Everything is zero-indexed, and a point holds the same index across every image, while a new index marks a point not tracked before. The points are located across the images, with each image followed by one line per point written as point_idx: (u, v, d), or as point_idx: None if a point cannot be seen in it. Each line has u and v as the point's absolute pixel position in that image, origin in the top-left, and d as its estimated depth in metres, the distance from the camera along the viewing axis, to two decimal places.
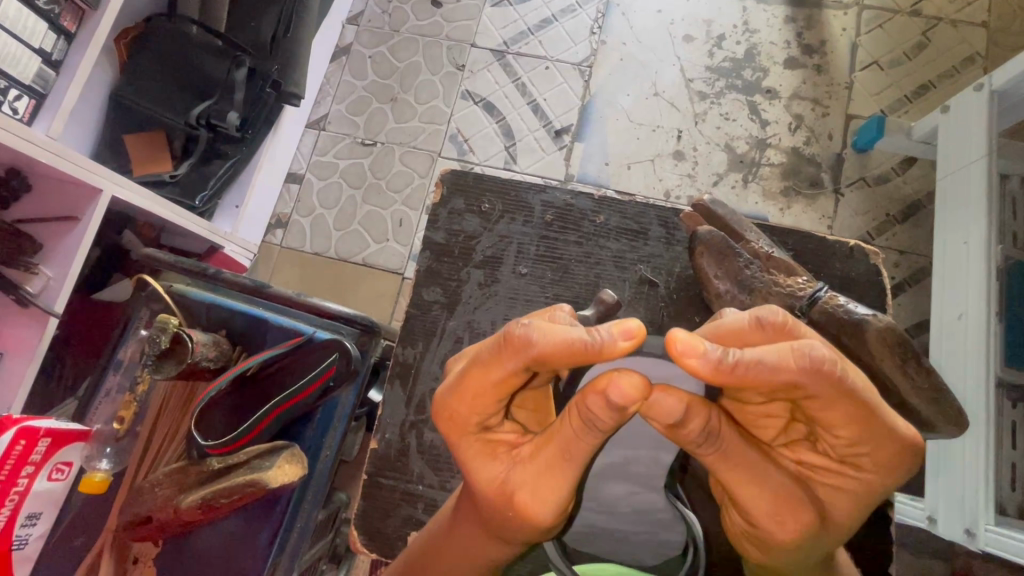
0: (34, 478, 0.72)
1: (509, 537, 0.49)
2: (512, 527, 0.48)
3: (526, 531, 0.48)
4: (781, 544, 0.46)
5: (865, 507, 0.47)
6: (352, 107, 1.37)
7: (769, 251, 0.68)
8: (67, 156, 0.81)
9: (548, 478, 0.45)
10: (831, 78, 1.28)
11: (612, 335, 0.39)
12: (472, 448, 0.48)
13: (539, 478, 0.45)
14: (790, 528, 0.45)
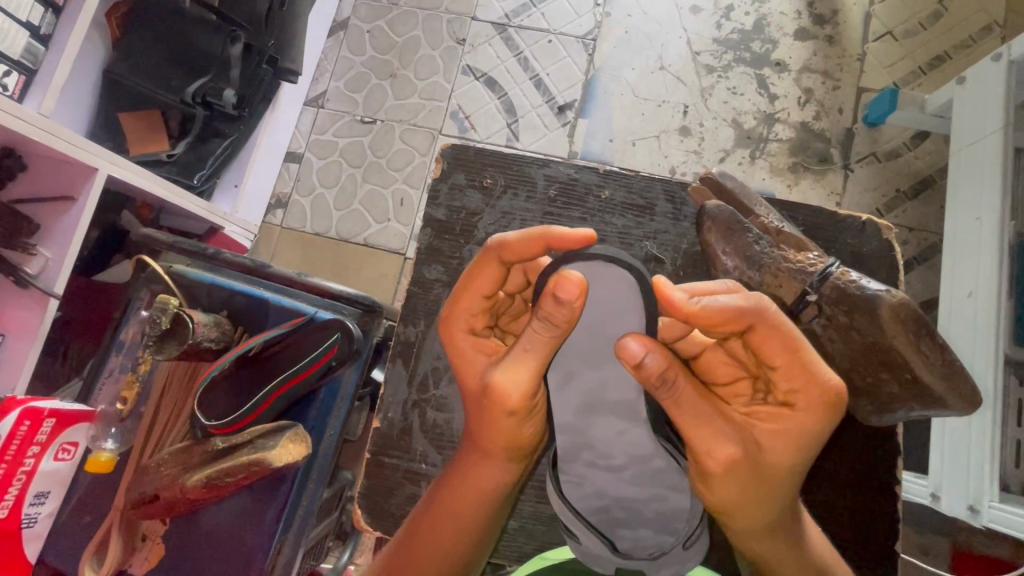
0: (40, 458, 0.72)
1: (495, 440, 0.51)
2: (496, 425, 0.50)
3: (510, 425, 0.50)
4: (715, 474, 0.47)
5: (803, 455, 0.47)
6: (351, 84, 1.35)
7: (779, 226, 0.66)
8: (61, 134, 0.79)
9: (523, 367, 0.47)
10: (842, 50, 1.24)
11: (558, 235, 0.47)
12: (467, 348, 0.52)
13: (517, 360, 0.47)
14: (722, 459, 0.46)
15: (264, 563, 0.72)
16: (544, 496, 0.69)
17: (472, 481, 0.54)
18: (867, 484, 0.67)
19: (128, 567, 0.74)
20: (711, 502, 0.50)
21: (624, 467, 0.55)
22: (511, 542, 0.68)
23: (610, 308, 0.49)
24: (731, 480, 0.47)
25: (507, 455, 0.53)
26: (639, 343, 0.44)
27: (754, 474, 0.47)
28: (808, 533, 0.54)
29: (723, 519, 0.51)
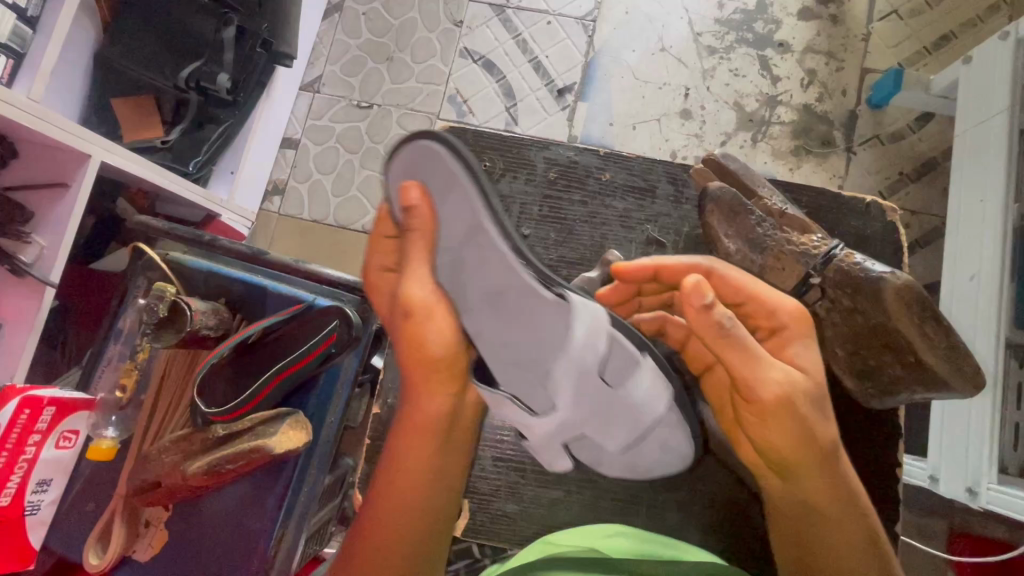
0: (42, 446, 0.72)
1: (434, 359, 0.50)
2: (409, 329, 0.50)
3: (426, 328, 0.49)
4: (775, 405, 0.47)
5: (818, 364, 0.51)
6: (347, 68, 1.32)
7: (782, 208, 0.66)
8: (52, 120, 0.78)
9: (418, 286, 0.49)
10: (847, 30, 1.22)
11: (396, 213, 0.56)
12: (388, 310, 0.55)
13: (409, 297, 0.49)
14: (775, 379, 0.47)
15: (266, 549, 0.72)
16: (545, 480, 0.69)
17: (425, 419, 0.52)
18: (865, 467, 0.67)
19: (132, 553, 0.75)
20: (772, 446, 0.49)
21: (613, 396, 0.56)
22: (510, 525, 0.69)
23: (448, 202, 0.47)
24: (790, 401, 0.47)
25: (451, 378, 0.51)
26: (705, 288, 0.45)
27: (805, 392, 0.48)
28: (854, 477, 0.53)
29: (786, 468, 0.50)
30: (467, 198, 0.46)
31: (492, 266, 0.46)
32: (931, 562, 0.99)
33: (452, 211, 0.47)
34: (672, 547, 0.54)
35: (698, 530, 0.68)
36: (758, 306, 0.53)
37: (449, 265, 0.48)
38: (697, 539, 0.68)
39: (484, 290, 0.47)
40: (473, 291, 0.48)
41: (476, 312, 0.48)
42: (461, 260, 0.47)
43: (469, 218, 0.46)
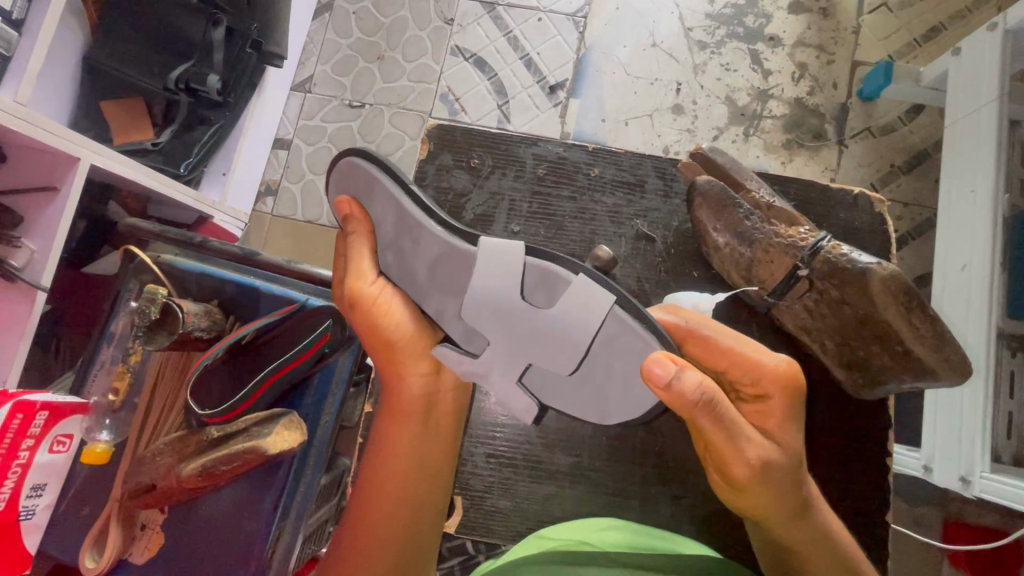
0: (35, 451, 0.72)
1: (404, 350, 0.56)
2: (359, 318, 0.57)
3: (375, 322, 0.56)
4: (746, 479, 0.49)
5: (802, 432, 0.50)
6: (338, 68, 1.32)
7: (770, 200, 0.66)
8: (39, 123, 0.77)
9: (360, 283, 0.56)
10: (837, 23, 1.22)
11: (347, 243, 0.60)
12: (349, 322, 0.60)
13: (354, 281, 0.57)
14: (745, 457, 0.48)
15: (263, 550, 0.72)
16: (539, 476, 0.69)
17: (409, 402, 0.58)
18: (857, 457, 0.68)
19: (128, 556, 0.75)
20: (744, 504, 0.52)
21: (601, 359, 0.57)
22: (504, 521, 0.69)
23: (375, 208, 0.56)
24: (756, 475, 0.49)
25: (416, 356, 0.58)
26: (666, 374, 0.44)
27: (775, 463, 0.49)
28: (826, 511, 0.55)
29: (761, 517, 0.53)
30: (387, 193, 0.54)
31: (426, 244, 0.52)
32: (926, 551, 1.00)
33: (380, 210, 0.55)
34: (668, 540, 0.55)
35: (693, 524, 0.68)
36: (739, 374, 0.50)
37: (392, 257, 0.56)
38: (692, 532, 0.68)
39: (428, 265, 0.53)
40: (421, 271, 0.54)
41: (427, 291, 0.55)
42: (399, 251, 0.55)
43: (393, 208, 0.54)
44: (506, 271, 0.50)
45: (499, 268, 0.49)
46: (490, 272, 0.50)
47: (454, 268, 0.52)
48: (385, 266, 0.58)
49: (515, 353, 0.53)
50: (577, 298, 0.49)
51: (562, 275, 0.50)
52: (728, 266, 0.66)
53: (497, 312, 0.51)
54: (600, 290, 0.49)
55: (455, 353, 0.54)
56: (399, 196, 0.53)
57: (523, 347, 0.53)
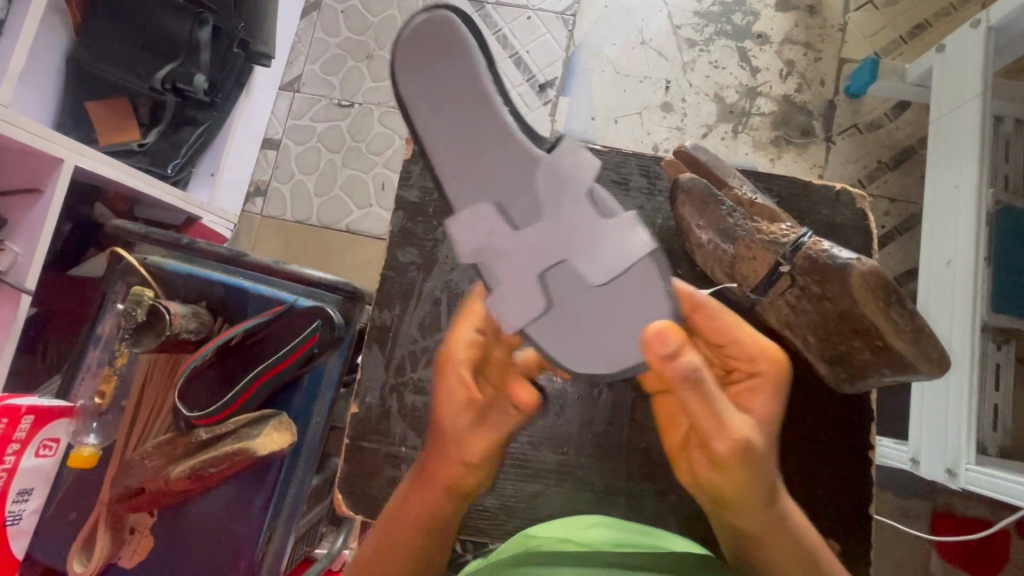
0: (21, 456, 0.71)
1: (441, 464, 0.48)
2: (475, 440, 0.46)
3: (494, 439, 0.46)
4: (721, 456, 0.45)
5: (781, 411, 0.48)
6: (327, 67, 1.31)
7: (752, 198, 0.67)
8: (22, 125, 0.76)
9: (464, 389, 0.46)
10: (824, 21, 1.23)
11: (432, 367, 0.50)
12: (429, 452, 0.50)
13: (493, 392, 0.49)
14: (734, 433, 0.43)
15: (255, 551, 0.72)
16: (525, 475, 0.69)
17: (421, 514, 0.50)
18: (841, 451, 0.68)
19: (117, 560, 0.74)
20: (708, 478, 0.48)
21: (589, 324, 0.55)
22: (493, 520, 0.69)
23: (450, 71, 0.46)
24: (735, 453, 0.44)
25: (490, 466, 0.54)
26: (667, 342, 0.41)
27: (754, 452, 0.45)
28: (787, 499, 0.51)
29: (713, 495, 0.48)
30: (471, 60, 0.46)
31: (500, 147, 0.46)
32: (914, 543, 1.01)
33: (453, 74, 0.46)
34: (652, 535, 0.55)
35: (679, 520, 0.69)
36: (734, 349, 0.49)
37: (450, 131, 0.47)
38: (682, 528, 0.68)
39: (496, 168, 0.46)
40: (467, 166, 0.47)
41: None
42: (465, 133, 0.47)
43: (472, 79, 0.46)
44: (575, 172, 0.46)
45: (569, 168, 0.46)
46: (564, 171, 0.46)
47: (512, 158, 0.46)
48: (429, 140, 0.47)
49: (547, 250, 0.45)
50: (624, 229, 0.45)
51: (615, 210, 0.46)
52: (711, 264, 0.66)
53: (558, 194, 0.46)
54: (640, 233, 0.45)
55: (494, 221, 0.46)
56: (482, 73, 0.46)
57: (560, 241, 0.45)
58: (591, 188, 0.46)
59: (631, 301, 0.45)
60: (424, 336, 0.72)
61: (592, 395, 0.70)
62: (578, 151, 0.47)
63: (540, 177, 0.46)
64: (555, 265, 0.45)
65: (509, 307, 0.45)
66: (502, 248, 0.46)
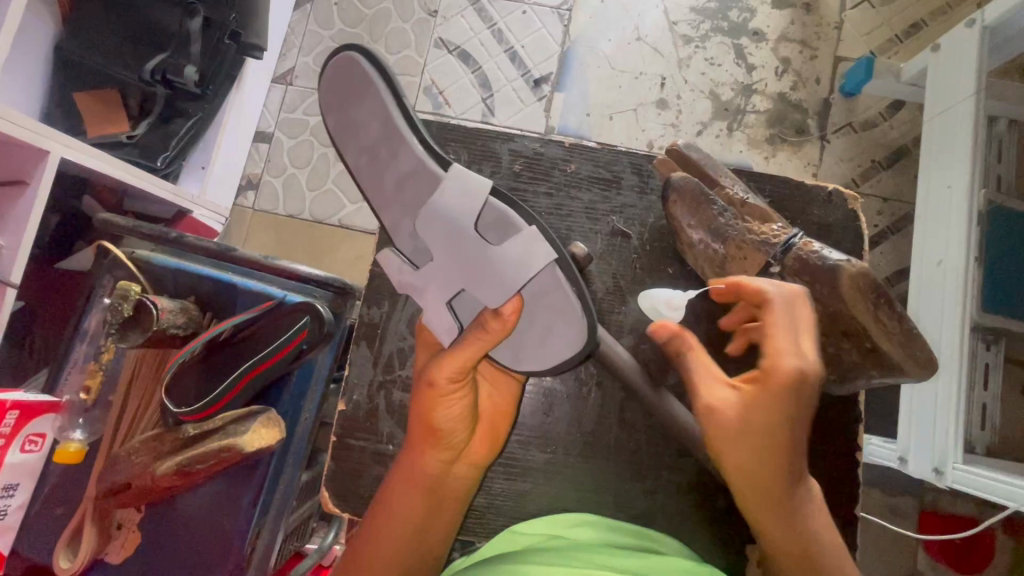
0: (6, 450, 0.71)
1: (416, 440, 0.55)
2: (447, 410, 0.53)
3: (461, 408, 0.54)
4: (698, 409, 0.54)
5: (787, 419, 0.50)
6: (320, 59, 1.30)
7: (744, 198, 0.67)
8: (11, 117, 0.75)
9: (456, 359, 0.51)
10: (820, 19, 1.23)
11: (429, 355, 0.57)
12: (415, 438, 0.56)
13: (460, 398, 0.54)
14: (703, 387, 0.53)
15: (241, 548, 0.72)
16: (514, 473, 0.69)
17: (409, 473, 0.55)
18: (827, 450, 0.68)
19: (104, 556, 0.74)
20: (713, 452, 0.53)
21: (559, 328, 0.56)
22: (481, 518, 0.69)
23: (357, 105, 0.57)
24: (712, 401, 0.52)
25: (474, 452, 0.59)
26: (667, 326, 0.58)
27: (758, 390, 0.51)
28: (806, 495, 0.52)
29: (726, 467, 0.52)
30: (379, 100, 0.56)
31: (403, 157, 0.55)
32: (902, 541, 1.02)
33: (365, 112, 0.57)
34: (644, 537, 0.55)
35: (667, 517, 0.69)
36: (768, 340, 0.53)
37: (366, 160, 0.57)
38: (672, 526, 0.69)
39: (399, 179, 0.56)
40: (389, 181, 0.56)
41: (390, 203, 0.57)
42: (375, 155, 0.56)
43: (380, 110, 0.56)
44: (464, 200, 0.52)
45: (457, 196, 0.51)
46: (452, 195, 0.52)
47: (423, 186, 0.54)
48: (353, 168, 0.59)
49: (455, 276, 0.54)
50: (523, 246, 0.52)
51: (515, 222, 0.53)
52: (702, 263, 0.66)
53: (449, 226, 0.52)
54: (542, 245, 0.52)
55: (401, 260, 0.57)
56: (389, 104, 0.55)
57: (463, 266, 0.53)
58: (478, 213, 0.52)
59: (542, 301, 0.55)
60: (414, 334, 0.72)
61: (582, 393, 0.70)
62: (466, 175, 0.52)
63: (423, 219, 0.52)
64: (458, 288, 0.54)
65: (434, 321, 0.56)
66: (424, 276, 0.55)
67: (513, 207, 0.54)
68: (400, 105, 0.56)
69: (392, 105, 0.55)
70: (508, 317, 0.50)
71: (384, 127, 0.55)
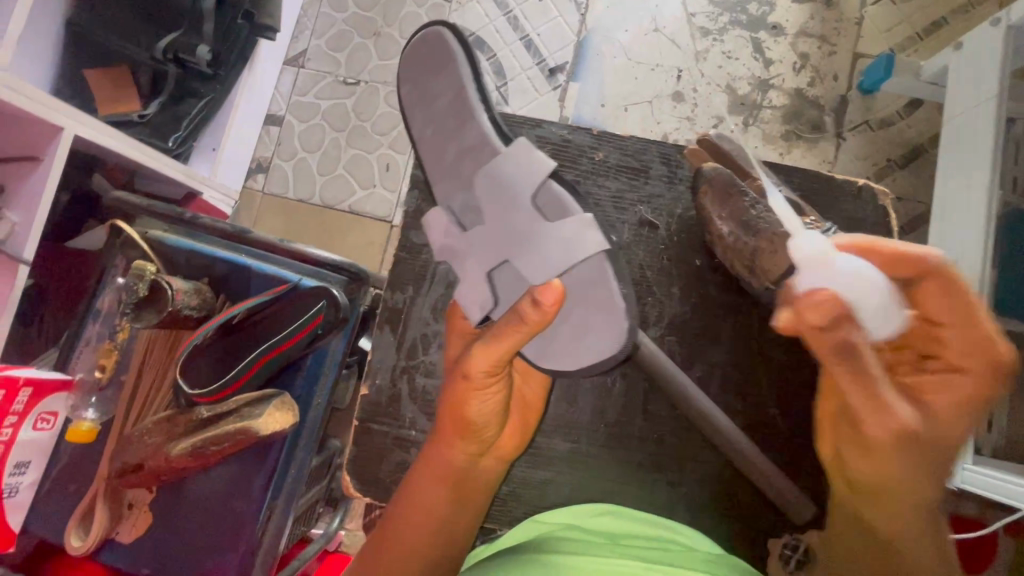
0: (18, 429, 0.70)
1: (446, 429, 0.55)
2: (480, 404, 0.53)
3: (491, 404, 0.54)
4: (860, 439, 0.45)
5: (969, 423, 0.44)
6: (333, 43, 1.28)
7: (776, 190, 0.68)
8: (23, 91, 0.74)
9: (495, 347, 0.50)
10: (840, 14, 1.21)
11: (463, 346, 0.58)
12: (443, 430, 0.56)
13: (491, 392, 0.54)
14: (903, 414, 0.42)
15: (255, 529, 0.72)
16: (535, 462, 0.69)
17: (435, 465, 0.56)
18: None
19: (115, 535, 0.74)
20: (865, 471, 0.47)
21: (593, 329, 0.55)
22: (500, 506, 0.69)
23: (433, 77, 0.60)
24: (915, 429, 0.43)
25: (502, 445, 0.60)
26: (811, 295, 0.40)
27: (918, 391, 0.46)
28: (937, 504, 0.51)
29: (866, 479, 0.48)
30: (456, 70, 0.58)
31: (469, 130, 0.57)
32: None
33: (442, 83, 0.59)
34: (663, 526, 0.55)
35: (689, 511, 0.69)
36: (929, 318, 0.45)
37: (432, 129, 0.60)
38: (687, 517, 0.69)
39: (460, 152, 0.58)
40: (450, 153, 0.59)
41: (448, 173, 0.59)
42: (442, 126, 0.59)
43: (457, 83, 0.58)
44: (524, 172, 0.54)
45: (522, 166, 0.54)
46: (515, 167, 0.54)
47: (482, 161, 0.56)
48: (418, 137, 0.62)
49: (498, 245, 0.55)
50: (574, 228, 0.53)
51: (571, 208, 0.54)
52: (732, 256, 0.66)
53: (504, 193, 0.54)
54: (593, 234, 0.53)
55: (450, 224, 0.59)
56: (464, 75, 0.58)
57: (509, 238, 0.55)
58: (537, 187, 0.54)
59: (588, 294, 0.54)
60: (436, 321, 0.73)
61: (605, 385, 0.70)
62: (531, 151, 0.54)
63: (481, 180, 0.55)
64: (501, 260, 0.56)
65: (472, 296, 0.58)
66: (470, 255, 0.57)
67: (572, 194, 0.56)
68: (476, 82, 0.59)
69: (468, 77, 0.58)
70: (547, 308, 0.46)
71: (456, 97, 0.58)
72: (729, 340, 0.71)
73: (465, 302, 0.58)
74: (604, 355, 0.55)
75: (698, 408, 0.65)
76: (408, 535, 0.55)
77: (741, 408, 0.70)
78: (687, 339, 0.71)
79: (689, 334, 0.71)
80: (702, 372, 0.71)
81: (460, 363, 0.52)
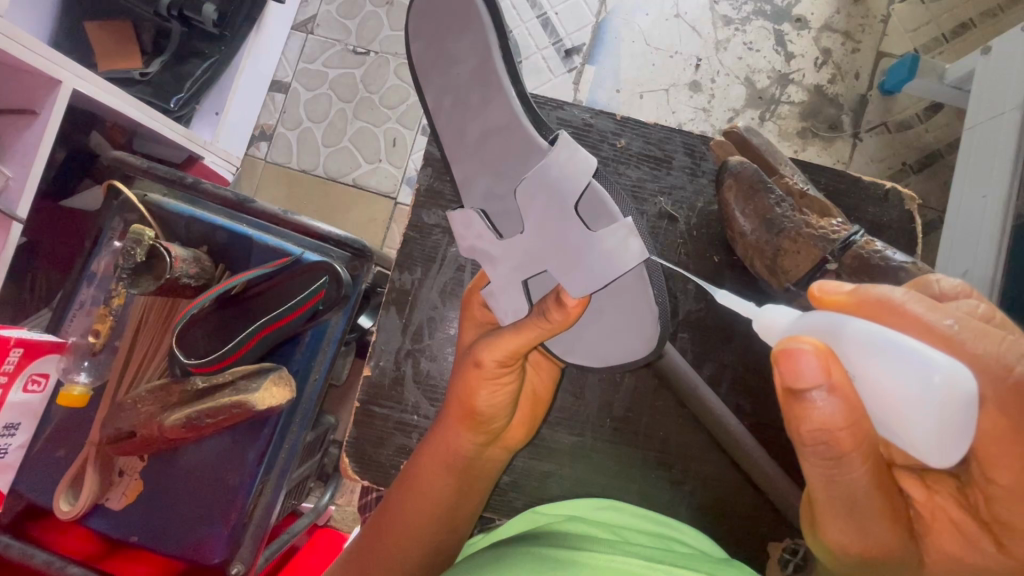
0: (9, 388, 0.69)
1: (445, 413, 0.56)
2: (490, 394, 0.54)
3: (500, 398, 0.55)
4: (827, 494, 0.41)
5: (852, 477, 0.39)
6: (343, 9, 1.24)
7: (803, 189, 0.67)
8: (23, 42, 0.71)
9: (512, 343, 0.51)
10: (866, 10, 1.18)
11: (478, 332, 0.59)
12: (448, 420, 0.56)
13: (500, 388, 0.55)
14: (862, 462, 0.38)
15: (245, 503, 0.71)
16: (538, 454, 0.69)
17: (443, 452, 0.56)
18: None
19: (105, 501, 0.73)
20: (954, 548, 0.41)
21: (618, 327, 0.56)
22: (500, 496, 0.69)
23: (455, 37, 0.57)
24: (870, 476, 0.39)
25: (511, 435, 0.62)
26: (816, 364, 0.35)
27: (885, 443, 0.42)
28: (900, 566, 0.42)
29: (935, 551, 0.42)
30: (479, 32, 0.55)
31: (497, 105, 0.54)
32: None
33: (465, 48, 0.56)
34: (662, 524, 0.55)
35: (689, 509, 0.69)
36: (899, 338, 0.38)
37: (452, 100, 0.57)
38: (686, 514, 0.69)
39: (488, 129, 0.55)
40: (472, 133, 0.56)
41: (470, 155, 0.57)
42: (464, 97, 0.56)
43: (478, 47, 0.55)
44: (571, 175, 0.51)
45: (566, 167, 0.51)
46: (561, 171, 0.51)
47: (510, 142, 0.54)
48: (434, 105, 0.59)
49: (537, 250, 0.52)
50: (620, 235, 0.50)
51: (615, 211, 0.51)
52: (753, 255, 0.66)
53: (550, 197, 0.51)
54: (637, 242, 0.50)
55: (484, 228, 0.54)
56: (494, 38, 0.55)
57: (555, 247, 0.51)
58: (585, 189, 0.51)
59: (620, 299, 0.54)
60: (444, 305, 0.72)
61: (614, 379, 0.70)
62: (575, 150, 0.51)
63: (525, 187, 0.51)
64: (539, 269, 0.53)
65: (502, 299, 0.55)
66: (487, 252, 0.54)
67: (612, 194, 0.52)
68: (505, 43, 0.56)
69: (496, 38, 0.55)
70: (571, 309, 0.49)
71: (482, 59, 0.55)
72: (741, 339, 0.70)
73: (497, 305, 0.56)
74: (630, 355, 0.57)
75: (709, 406, 0.66)
76: (391, 512, 0.55)
77: (749, 410, 0.70)
78: (704, 338, 0.70)
79: (705, 334, 0.70)
80: (713, 371, 0.70)
81: (473, 352, 0.54)
